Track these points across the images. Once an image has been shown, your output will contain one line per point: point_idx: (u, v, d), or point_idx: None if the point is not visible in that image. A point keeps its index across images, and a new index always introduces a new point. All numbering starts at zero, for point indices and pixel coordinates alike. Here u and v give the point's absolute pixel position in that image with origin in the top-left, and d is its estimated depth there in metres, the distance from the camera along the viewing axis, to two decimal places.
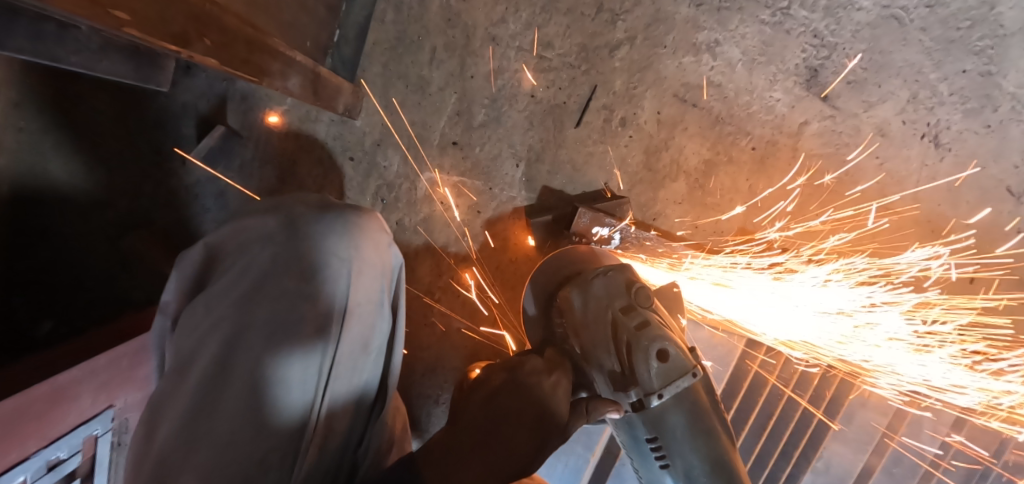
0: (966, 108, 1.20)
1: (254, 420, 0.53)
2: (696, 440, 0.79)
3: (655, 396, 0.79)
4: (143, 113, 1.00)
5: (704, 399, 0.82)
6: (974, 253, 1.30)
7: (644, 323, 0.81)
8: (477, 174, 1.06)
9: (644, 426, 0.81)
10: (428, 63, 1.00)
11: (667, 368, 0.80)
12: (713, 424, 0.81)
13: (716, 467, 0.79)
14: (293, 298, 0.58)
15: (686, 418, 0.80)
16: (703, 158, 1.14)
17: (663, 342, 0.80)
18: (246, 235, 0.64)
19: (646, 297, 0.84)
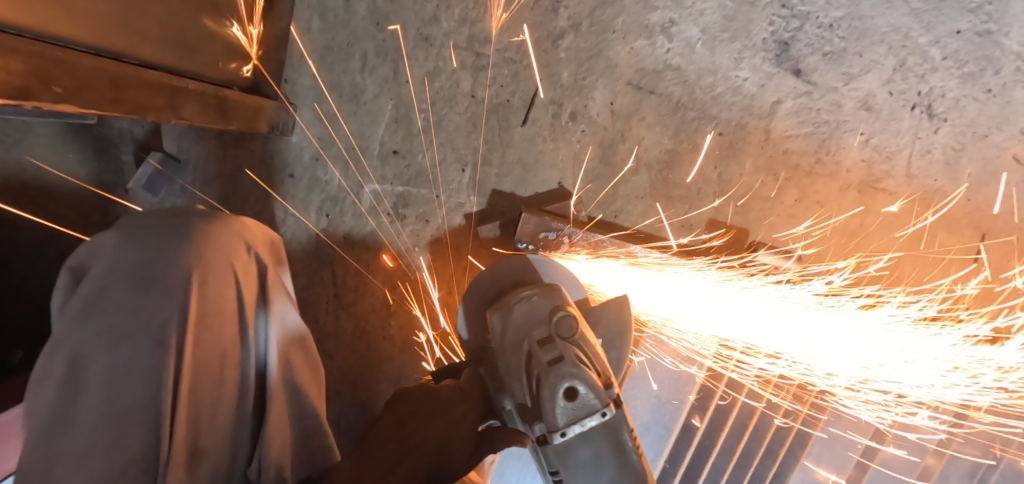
0: (965, 72, 1.09)
1: (104, 432, 0.58)
2: (602, 474, 0.73)
3: (557, 434, 0.73)
4: (82, 143, 0.99)
5: (620, 438, 0.74)
6: (978, 231, 1.20)
7: (559, 357, 0.75)
8: (422, 182, 1.02)
9: (545, 460, 0.75)
10: (360, 69, 0.96)
11: (574, 407, 0.74)
12: (630, 463, 0.74)
13: None
14: (134, 307, 0.62)
15: (592, 455, 0.73)
16: (664, 147, 1.07)
17: (573, 379, 0.74)
18: (100, 247, 0.67)
19: (570, 327, 0.78)
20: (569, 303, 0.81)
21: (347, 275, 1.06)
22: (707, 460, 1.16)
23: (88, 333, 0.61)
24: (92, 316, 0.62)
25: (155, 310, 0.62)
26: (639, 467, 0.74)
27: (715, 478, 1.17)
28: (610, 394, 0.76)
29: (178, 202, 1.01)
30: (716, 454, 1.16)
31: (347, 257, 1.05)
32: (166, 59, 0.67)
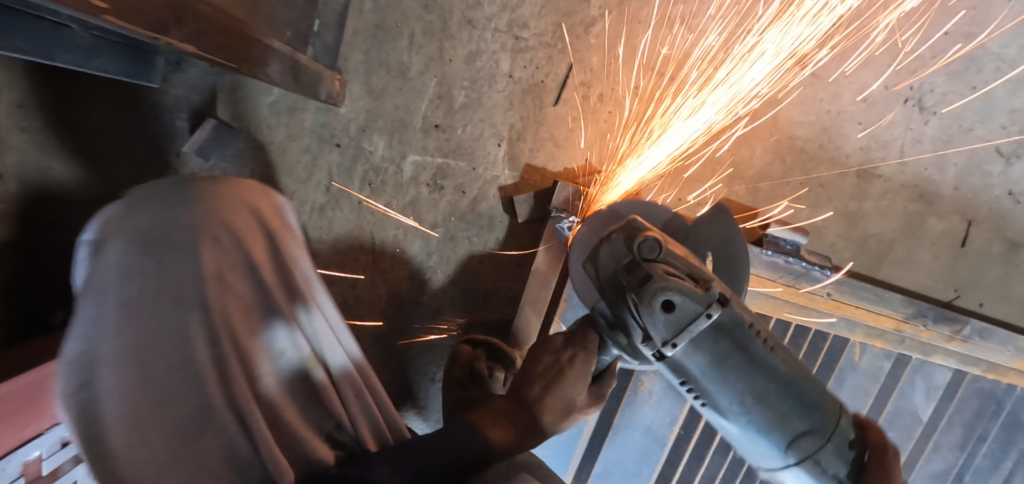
0: (951, 70, 1.21)
1: (170, 379, 0.68)
2: (735, 374, 0.69)
3: (668, 346, 0.68)
4: (139, 107, 1.03)
5: (733, 327, 0.69)
6: (965, 217, 1.30)
7: (648, 277, 0.69)
8: (461, 155, 1.09)
9: (671, 371, 0.72)
10: (407, 48, 1.04)
11: (675, 318, 0.68)
12: (755, 347, 0.69)
13: (762, 397, 0.68)
14: (109, 274, 0.68)
15: (709, 357, 0.69)
16: (683, 130, 1.15)
17: (665, 291, 0.67)
18: (145, 217, 0.70)
19: (653, 247, 0.71)
20: (644, 225, 0.74)
21: (385, 243, 1.12)
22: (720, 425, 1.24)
23: (148, 304, 0.68)
24: (147, 288, 0.68)
25: (191, 280, 0.70)
26: (774, 357, 0.69)
27: (725, 444, 1.25)
28: (711, 294, 0.68)
29: (229, 168, 1.06)
30: None
31: (386, 225, 1.11)
32: (257, 21, 0.78)
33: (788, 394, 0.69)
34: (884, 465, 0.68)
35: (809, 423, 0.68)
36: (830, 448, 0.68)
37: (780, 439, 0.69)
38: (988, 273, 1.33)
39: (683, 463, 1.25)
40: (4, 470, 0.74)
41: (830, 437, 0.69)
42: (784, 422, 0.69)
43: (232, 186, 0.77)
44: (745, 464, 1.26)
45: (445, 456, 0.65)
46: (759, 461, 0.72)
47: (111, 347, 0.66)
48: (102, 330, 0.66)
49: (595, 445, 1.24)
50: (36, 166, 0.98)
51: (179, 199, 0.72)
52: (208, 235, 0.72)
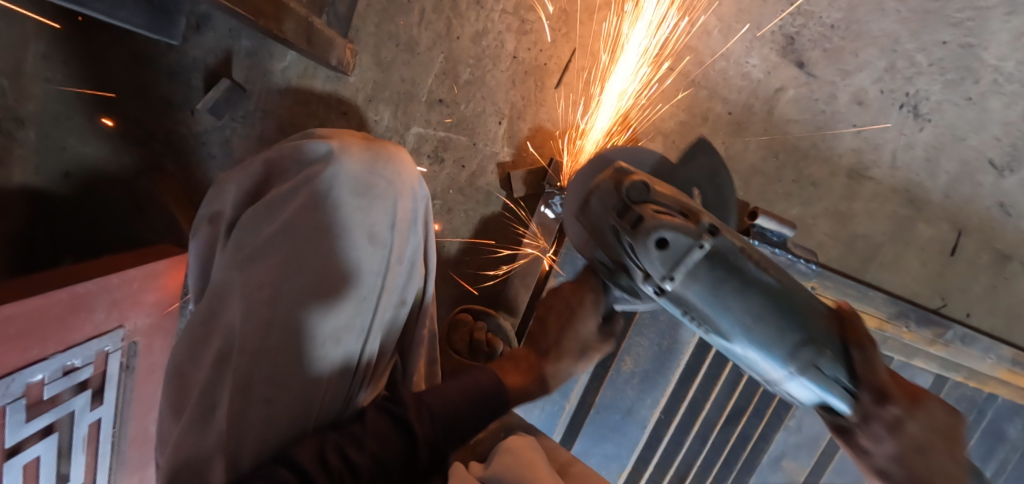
0: (947, 79, 1.23)
1: (305, 318, 0.68)
2: (731, 299, 0.74)
3: (665, 281, 0.73)
4: (155, 66, 1.07)
5: (723, 259, 0.74)
6: (955, 226, 1.32)
7: (638, 218, 0.74)
8: (462, 129, 1.14)
9: (672, 303, 0.77)
10: (418, 23, 1.08)
11: (667, 254, 0.72)
12: (744, 268, 0.74)
13: (759, 317, 0.74)
14: (320, 217, 0.70)
15: (702, 286, 0.74)
16: (679, 120, 1.19)
17: (657, 229, 0.71)
18: (302, 154, 0.74)
19: (638, 191, 0.76)
20: (630, 169, 0.79)
21: None
22: (700, 413, 1.25)
23: (331, 239, 0.70)
24: (324, 226, 0.70)
25: (365, 214, 0.72)
26: (764, 276, 0.75)
27: (705, 432, 1.26)
28: (702, 226, 0.73)
29: (236, 128, 1.12)
30: (709, 407, 1.25)
31: None
32: None
33: (784, 309, 0.74)
34: (868, 360, 0.73)
35: (806, 332, 0.74)
36: (828, 353, 0.74)
37: (783, 351, 0.74)
38: (976, 282, 1.35)
39: (662, 447, 1.28)
40: (7, 389, 0.78)
41: (826, 344, 0.75)
42: (783, 335, 0.74)
43: (404, 145, 0.81)
44: (723, 453, 1.28)
45: (461, 389, 0.73)
46: (764, 374, 0.79)
47: (290, 286, 0.68)
48: (296, 270, 0.69)
49: (575, 424, 1.28)
50: (51, 114, 1.03)
51: (376, 149, 0.75)
52: (393, 178, 0.75)
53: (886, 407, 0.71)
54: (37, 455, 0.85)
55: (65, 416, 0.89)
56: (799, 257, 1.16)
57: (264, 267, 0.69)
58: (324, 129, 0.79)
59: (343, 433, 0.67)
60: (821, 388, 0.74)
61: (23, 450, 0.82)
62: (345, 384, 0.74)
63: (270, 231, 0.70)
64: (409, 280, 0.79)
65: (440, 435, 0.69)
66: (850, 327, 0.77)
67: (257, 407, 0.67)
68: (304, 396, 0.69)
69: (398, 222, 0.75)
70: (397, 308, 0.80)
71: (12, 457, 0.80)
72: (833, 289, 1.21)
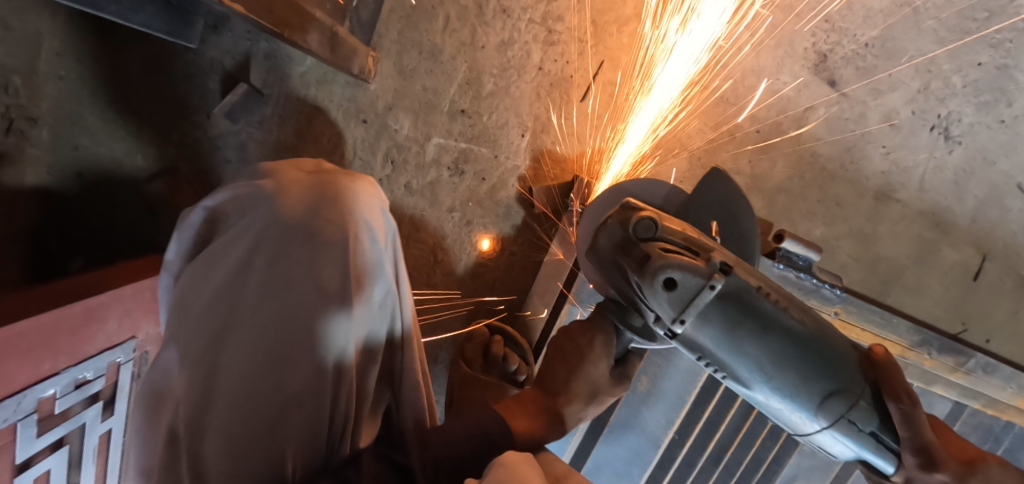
0: (981, 101, 1.20)
1: (253, 381, 0.64)
2: (747, 342, 0.68)
3: (676, 324, 0.69)
4: (172, 68, 1.05)
5: (745, 301, 0.68)
6: (980, 251, 1.29)
7: (647, 256, 0.70)
8: (483, 141, 1.11)
9: (687, 347, 0.72)
10: (442, 31, 1.04)
11: (677, 295, 0.67)
12: (767, 312, 0.68)
13: (782, 364, 0.68)
14: (258, 269, 0.65)
15: (718, 330, 0.68)
16: (706, 136, 1.16)
17: (665, 268, 0.67)
18: (238, 200, 0.70)
19: (647, 226, 0.72)
20: (639, 205, 0.75)
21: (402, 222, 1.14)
22: (714, 434, 1.24)
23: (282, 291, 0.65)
24: (275, 277, 0.65)
25: (314, 260, 0.66)
26: (785, 317, 0.68)
27: (719, 454, 1.25)
28: (713, 265, 0.68)
29: (253, 133, 1.09)
30: (724, 430, 1.23)
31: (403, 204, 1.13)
32: None
33: (806, 352, 0.68)
34: (909, 417, 0.64)
35: (836, 379, 0.67)
36: (862, 403, 0.67)
37: (809, 399, 0.68)
38: (998, 308, 1.32)
39: (674, 467, 1.26)
40: (18, 405, 0.76)
41: (859, 393, 0.67)
42: (810, 382, 0.68)
43: (360, 176, 0.74)
44: (735, 475, 1.26)
45: (469, 434, 0.71)
46: (794, 426, 0.72)
47: (242, 343, 0.64)
48: (235, 330, 0.64)
49: (589, 439, 1.27)
50: (63, 114, 0.98)
51: (320, 186, 0.70)
52: (343, 217, 0.68)
53: (931, 474, 0.63)
54: (46, 468, 0.83)
55: (76, 429, 0.87)
56: (825, 281, 1.13)
57: (207, 324, 0.65)
58: (267, 166, 0.75)
59: (337, 479, 0.63)
60: (856, 443, 0.67)
61: (33, 465, 0.80)
62: (315, 445, 0.68)
63: (220, 284, 0.66)
64: (378, 323, 0.75)
65: (444, 480, 0.66)
66: (888, 378, 0.67)
67: (218, 475, 0.62)
68: (268, 460, 0.64)
69: (358, 267, 0.68)
70: (369, 353, 0.75)
71: (23, 472, 0.79)
72: (856, 314, 1.18)
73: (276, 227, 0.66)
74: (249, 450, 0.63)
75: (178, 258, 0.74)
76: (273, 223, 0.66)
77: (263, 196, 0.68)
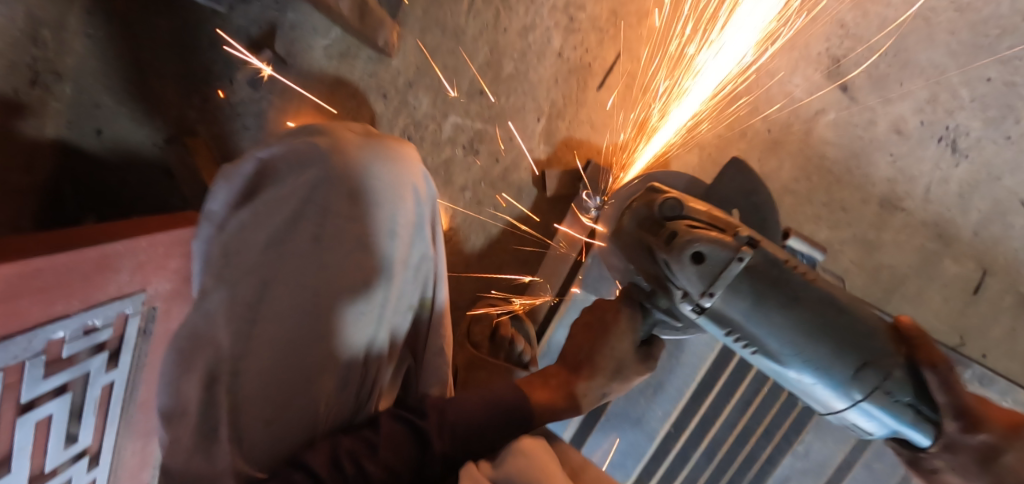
0: (988, 116, 1.22)
1: (294, 332, 0.71)
2: (774, 313, 0.70)
3: (705, 297, 0.70)
4: (199, 33, 1.06)
5: (761, 272, 0.70)
6: (981, 265, 1.30)
7: (672, 232, 0.72)
8: (499, 123, 1.12)
9: (715, 321, 0.73)
10: (466, 12, 1.06)
11: (705, 266, 0.69)
12: (789, 282, 0.70)
13: (815, 336, 0.70)
14: (308, 231, 0.72)
15: (744, 303, 0.70)
16: (717, 133, 1.18)
17: (691, 242, 0.69)
18: (297, 157, 0.73)
19: (671, 205, 0.74)
20: (662, 188, 0.77)
21: None
22: (709, 430, 1.24)
23: (319, 244, 0.72)
24: (319, 238, 0.72)
25: (361, 220, 0.74)
26: (809, 288, 0.70)
27: (713, 450, 1.25)
28: (739, 239, 0.70)
29: (275, 100, 1.10)
30: (719, 425, 1.23)
31: None
32: None
33: (833, 325, 0.70)
34: (948, 383, 0.65)
35: (867, 352, 0.69)
36: (895, 374, 0.68)
37: (844, 373, 0.69)
38: (996, 325, 1.32)
39: (668, 460, 1.27)
40: (28, 344, 0.76)
41: (891, 363, 0.69)
42: (842, 356, 0.69)
43: (403, 144, 0.80)
44: (729, 473, 1.26)
45: (484, 403, 0.72)
46: (823, 403, 0.74)
47: (280, 292, 0.71)
48: (290, 279, 0.71)
49: (586, 425, 1.30)
50: (85, 74, 1.02)
51: (372, 148, 0.75)
52: (389, 184, 0.75)
53: (975, 436, 0.63)
54: (49, 413, 0.82)
55: (79, 377, 0.87)
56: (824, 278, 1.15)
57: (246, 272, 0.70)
58: (316, 126, 0.77)
59: (357, 437, 0.68)
60: (892, 415, 0.69)
61: (37, 406, 0.80)
62: (341, 395, 0.77)
63: (265, 236, 0.71)
64: (409, 284, 0.82)
65: (458, 447, 0.69)
66: (922, 346, 0.69)
67: (258, 422, 0.70)
68: (307, 413, 0.72)
69: (398, 229, 0.76)
70: (404, 313, 0.83)
71: (25, 414, 0.78)
72: None
73: (325, 190, 0.71)
74: (282, 397, 0.71)
75: (222, 207, 0.74)
76: (322, 185, 0.71)
77: (308, 164, 0.72)
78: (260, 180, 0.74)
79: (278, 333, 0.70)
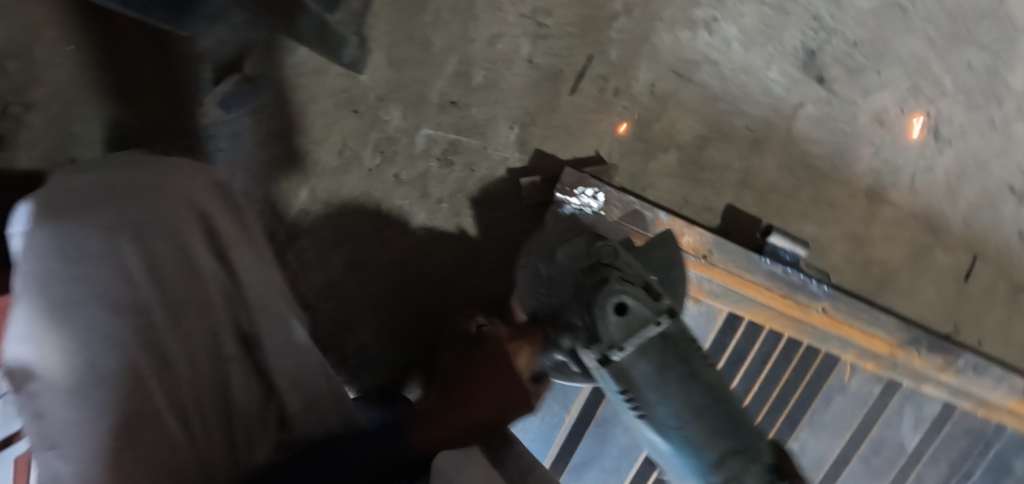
0: (970, 102, 1.21)
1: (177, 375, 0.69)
2: (673, 384, 0.66)
3: (615, 349, 0.67)
4: (168, 56, 1.05)
5: (679, 349, 0.68)
6: (970, 251, 1.30)
7: (605, 277, 0.72)
8: (473, 133, 1.11)
9: (613, 378, 0.69)
10: (433, 24, 1.06)
11: (627, 319, 0.67)
12: (692, 367, 0.68)
13: (699, 415, 0.65)
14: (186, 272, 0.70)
15: (651, 366, 0.67)
16: (696, 133, 1.17)
17: (620, 291, 0.68)
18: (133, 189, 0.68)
19: (610, 251, 0.77)
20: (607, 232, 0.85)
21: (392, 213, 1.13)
22: None
23: (194, 269, 0.71)
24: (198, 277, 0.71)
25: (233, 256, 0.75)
26: (709, 373, 0.68)
27: None
28: (665, 302, 0.69)
29: (247, 123, 1.09)
30: None
31: (394, 195, 1.13)
32: None
33: (718, 407, 0.66)
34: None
35: (739, 441, 0.64)
36: (758, 461, 0.63)
37: (712, 459, 0.64)
38: (990, 312, 1.32)
39: None
40: None
41: (754, 454, 0.64)
42: (716, 438, 0.64)
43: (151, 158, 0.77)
44: None
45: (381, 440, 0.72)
46: (677, 480, 0.69)
47: (167, 324, 0.67)
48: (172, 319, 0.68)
49: (575, 435, 1.25)
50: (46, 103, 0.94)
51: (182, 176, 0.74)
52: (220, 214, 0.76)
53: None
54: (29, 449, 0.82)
55: None
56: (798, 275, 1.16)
57: (99, 313, 0.61)
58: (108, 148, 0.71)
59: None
60: None
61: (16, 441, 0.81)
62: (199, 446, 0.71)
63: (148, 271, 0.66)
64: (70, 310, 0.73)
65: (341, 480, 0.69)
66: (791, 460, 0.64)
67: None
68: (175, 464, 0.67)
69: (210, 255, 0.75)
70: None
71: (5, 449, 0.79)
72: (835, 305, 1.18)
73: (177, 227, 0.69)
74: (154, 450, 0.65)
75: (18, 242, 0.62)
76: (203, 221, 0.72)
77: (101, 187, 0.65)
78: (91, 215, 0.62)
79: (171, 367, 0.68)
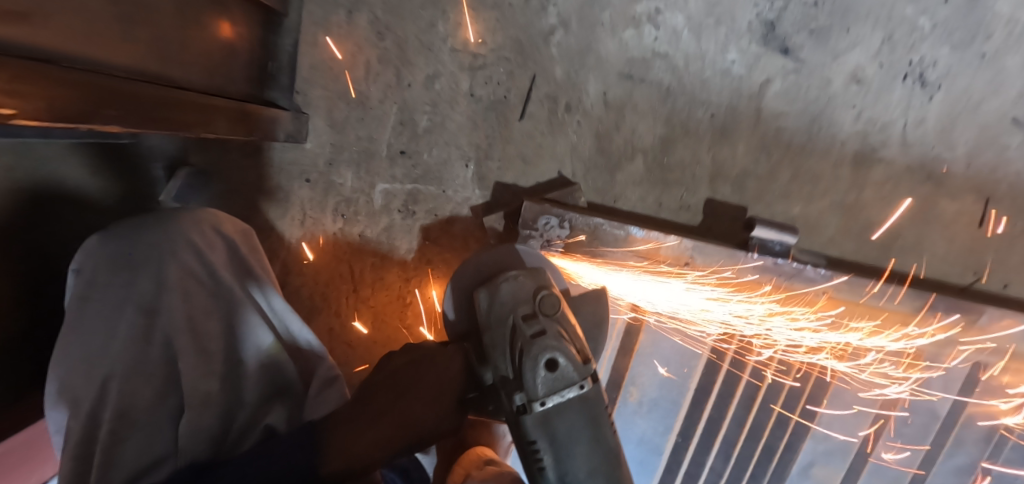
0: (955, 40, 1.10)
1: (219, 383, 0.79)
2: (580, 445, 0.82)
3: (537, 402, 0.82)
4: (117, 163, 1.07)
5: (595, 407, 0.84)
6: (982, 197, 1.19)
7: (541, 331, 0.84)
8: (429, 179, 1.09)
9: (528, 430, 0.83)
10: (365, 78, 1.04)
11: (554, 378, 0.82)
12: (600, 431, 0.84)
13: (592, 471, 0.83)
14: (214, 303, 0.83)
15: (567, 423, 0.82)
16: (658, 133, 1.11)
17: (553, 351, 0.82)
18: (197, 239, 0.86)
19: (551, 304, 0.86)
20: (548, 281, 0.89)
21: (365, 270, 1.14)
22: (718, 432, 1.20)
23: (217, 295, 0.84)
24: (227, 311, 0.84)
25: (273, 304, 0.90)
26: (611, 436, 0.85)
27: (727, 450, 1.21)
28: (587, 368, 0.85)
29: None
30: (726, 426, 1.19)
31: (365, 252, 1.13)
32: (194, 79, 0.78)
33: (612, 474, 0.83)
34: None
35: None
36: None
37: None
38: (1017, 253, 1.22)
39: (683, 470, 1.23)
40: None
41: None
42: None
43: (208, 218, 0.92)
44: (749, 469, 1.22)
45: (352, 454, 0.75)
46: None
47: (187, 347, 0.77)
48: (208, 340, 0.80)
49: None
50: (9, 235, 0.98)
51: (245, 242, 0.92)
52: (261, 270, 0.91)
53: None
54: None
55: None
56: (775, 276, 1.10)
57: (131, 335, 0.76)
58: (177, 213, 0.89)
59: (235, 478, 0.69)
60: None
61: None
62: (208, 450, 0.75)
63: (179, 300, 0.80)
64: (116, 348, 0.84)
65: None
66: None
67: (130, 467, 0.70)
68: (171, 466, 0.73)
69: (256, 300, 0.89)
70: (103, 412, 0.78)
71: None
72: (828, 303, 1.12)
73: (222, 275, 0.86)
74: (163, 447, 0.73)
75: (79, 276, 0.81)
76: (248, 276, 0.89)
77: (140, 233, 0.83)
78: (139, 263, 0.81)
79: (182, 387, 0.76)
